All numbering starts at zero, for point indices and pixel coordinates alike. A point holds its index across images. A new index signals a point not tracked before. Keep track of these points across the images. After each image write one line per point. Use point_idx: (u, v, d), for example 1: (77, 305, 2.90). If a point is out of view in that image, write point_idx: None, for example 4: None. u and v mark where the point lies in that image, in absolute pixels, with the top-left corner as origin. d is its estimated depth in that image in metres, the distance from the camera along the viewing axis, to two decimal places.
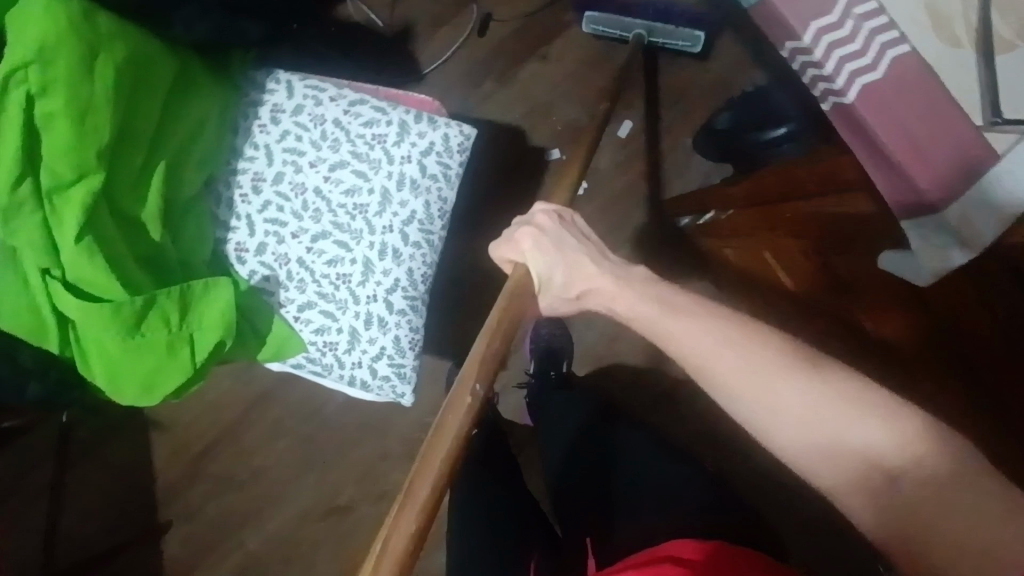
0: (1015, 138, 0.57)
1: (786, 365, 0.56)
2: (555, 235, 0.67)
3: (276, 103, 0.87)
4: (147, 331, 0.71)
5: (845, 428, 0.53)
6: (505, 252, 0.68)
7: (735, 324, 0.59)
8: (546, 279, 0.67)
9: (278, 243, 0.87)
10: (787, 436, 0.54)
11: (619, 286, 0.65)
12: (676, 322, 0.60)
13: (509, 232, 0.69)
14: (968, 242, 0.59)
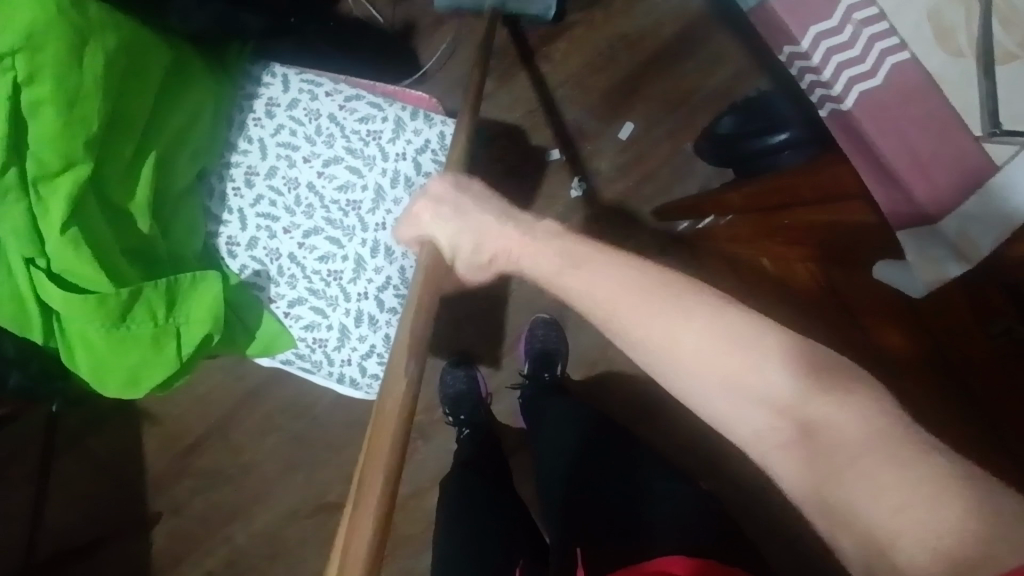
0: (1013, 150, 0.56)
1: (690, 309, 0.51)
2: (453, 201, 0.68)
3: (272, 97, 0.86)
4: (132, 324, 0.70)
5: (754, 373, 0.48)
6: (406, 233, 0.71)
7: (641, 270, 0.55)
8: (452, 244, 0.67)
9: (269, 238, 0.86)
10: (695, 383, 0.51)
11: (523, 238, 0.63)
12: (577, 274, 0.57)
13: (409, 210, 0.71)
14: (966, 255, 0.58)
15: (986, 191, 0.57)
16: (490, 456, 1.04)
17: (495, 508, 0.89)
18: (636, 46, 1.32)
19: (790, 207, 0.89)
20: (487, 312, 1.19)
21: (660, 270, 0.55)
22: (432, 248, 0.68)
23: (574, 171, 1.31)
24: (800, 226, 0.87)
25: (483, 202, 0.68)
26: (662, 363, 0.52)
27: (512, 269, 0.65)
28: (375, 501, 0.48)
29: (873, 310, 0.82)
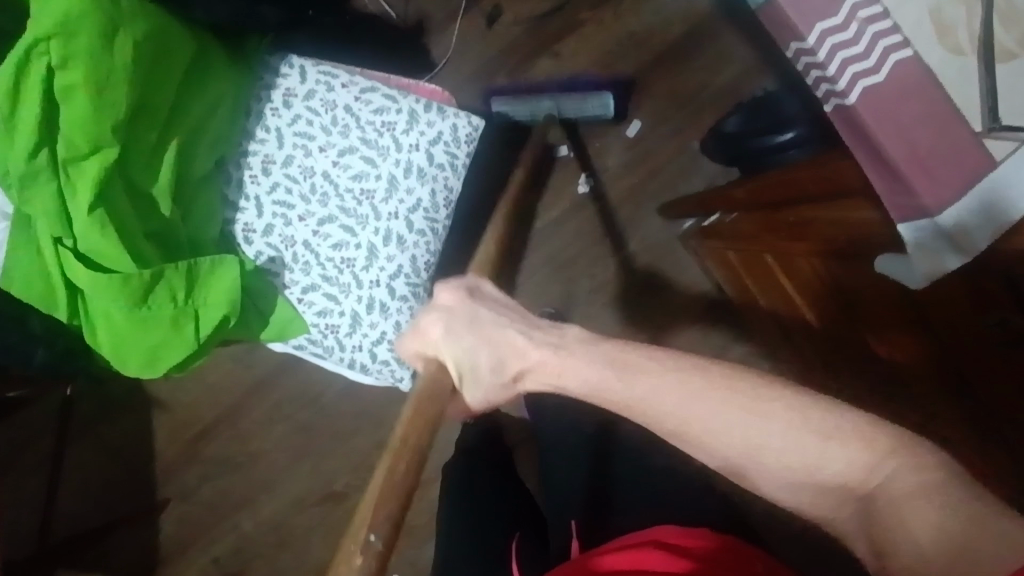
0: (1012, 146, 0.58)
1: (759, 409, 0.56)
2: (466, 316, 0.63)
3: (289, 88, 0.89)
4: (153, 305, 0.72)
5: (819, 460, 0.54)
6: (409, 344, 0.64)
7: (699, 377, 0.58)
8: (465, 367, 0.63)
9: (285, 225, 0.88)
10: (768, 478, 0.56)
11: (559, 354, 0.61)
12: (634, 383, 0.58)
13: (414, 322, 0.64)
14: (964, 248, 0.60)
15: (977, 193, 0.59)
16: (495, 447, 1.05)
17: (495, 497, 0.91)
18: (644, 43, 1.33)
19: (797, 205, 0.94)
20: None
21: (717, 370, 0.58)
22: (443, 369, 0.62)
23: (581, 168, 1.33)
24: (806, 223, 0.91)
25: (503, 319, 0.63)
26: (737, 467, 0.57)
27: (548, 389, 0.63)
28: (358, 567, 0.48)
29: (885, 320, 0.85)
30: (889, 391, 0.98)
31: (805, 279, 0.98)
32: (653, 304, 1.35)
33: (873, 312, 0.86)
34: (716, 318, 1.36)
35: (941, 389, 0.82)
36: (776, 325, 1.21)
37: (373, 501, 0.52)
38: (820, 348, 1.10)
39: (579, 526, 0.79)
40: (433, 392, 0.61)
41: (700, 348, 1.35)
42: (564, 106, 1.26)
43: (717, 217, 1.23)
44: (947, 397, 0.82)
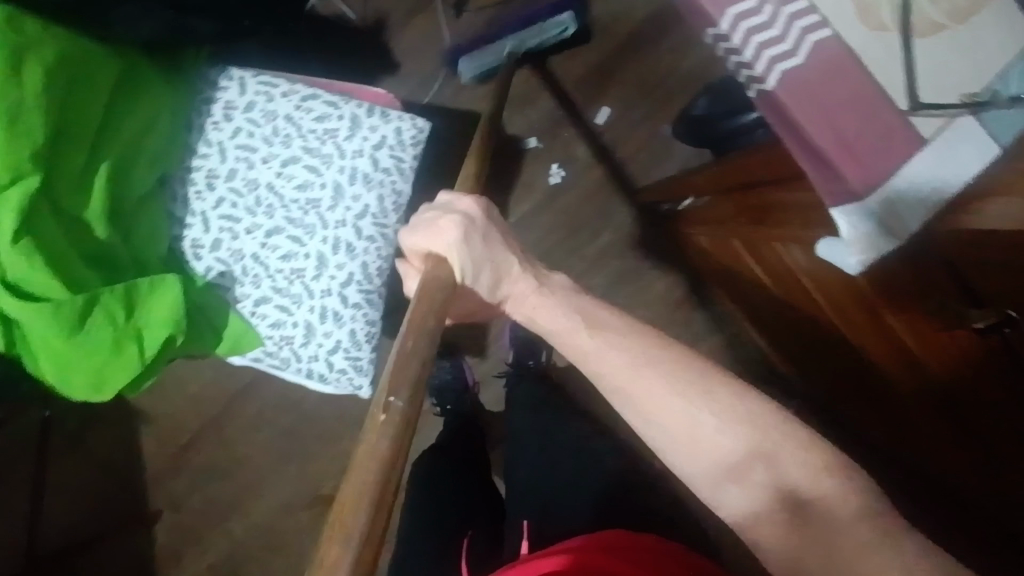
0: (942, 123, 0.57)
1: (722, 406, 0.56)
2: (480, 229, 0.62)
3: (229, 100, 0.88)
4: (92, 328, 0.72)
5: (754, 457, 0.54)
6: (422, 241, 0.61)
7: (680, 370, 0.58)
8: (468, 279, 0.61)
9: (232, 239, 0.88)
10: (694, 465, 0.56)
11: (542, 295, 0.63)
12: (615, 363, 0.59)
13: (428, 219, 0.62)
14: (897, 229, 0.59)
15: (918, 165, 0.57)
16: (462, 442, 1.04)
17: (458, 495, 0.92)
18: (610, 29, 1.31)
19: (758, 187, 0.92)
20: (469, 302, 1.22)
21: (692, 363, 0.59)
22: (448, 267, 0.60)
23: (551, 159, 1.32)
24: (766, 206, 0.89)
25: (506, 244, 0.64)
26: (669, 445, 0.58)
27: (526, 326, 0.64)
28: (393, 429, 0.44)
29: (858, 316, 0.85)
30: (864, 387, 1.01)
31: (773, 265, 0.98)
32: (633, 292, 1.33)
33: (847, 304, 0.86)
34: (697, 302, 1.34)
35: (916, 401, 0.86)
36: (754, 310, 1.20)
37: (378, 414, 0.46)
38: (793, 334, 1.12)
39: (528, 526, 0.81)
40: (435, 283, 0.58)
41: (682, 332, 1.34)
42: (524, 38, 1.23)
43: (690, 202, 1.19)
44: (926, 396, 0.83)
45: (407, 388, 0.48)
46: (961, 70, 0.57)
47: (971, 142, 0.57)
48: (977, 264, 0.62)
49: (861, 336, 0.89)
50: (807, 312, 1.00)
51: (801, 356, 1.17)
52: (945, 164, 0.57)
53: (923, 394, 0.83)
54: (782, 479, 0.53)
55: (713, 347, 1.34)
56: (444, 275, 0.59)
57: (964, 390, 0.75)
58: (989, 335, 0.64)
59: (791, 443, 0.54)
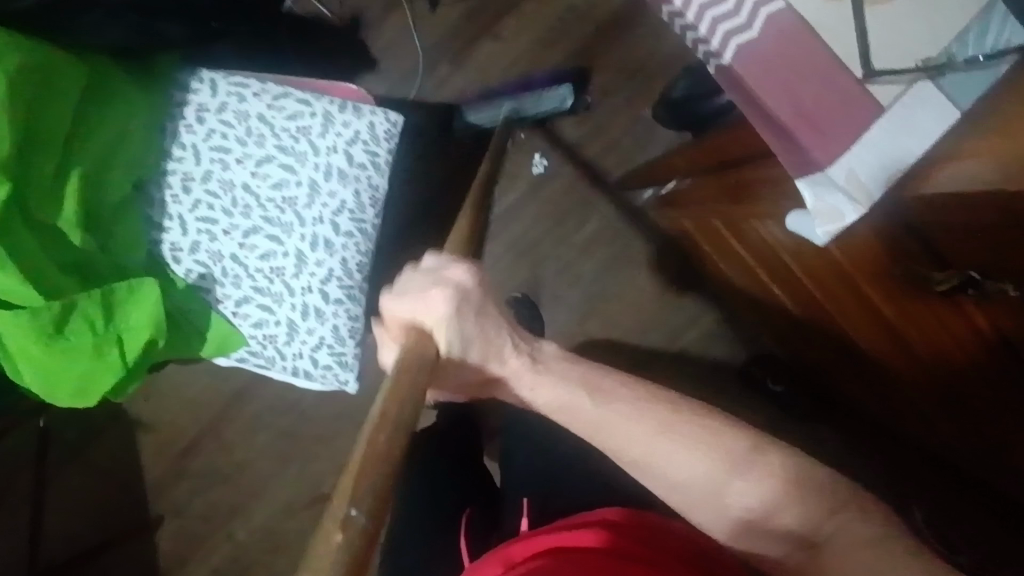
0: (900, 89, 0.57)
1: (696, 436, 0.61)
2: (470, 301, 0.62)
3: (201, 102, 0.88)
4: (70, 334, 0.73)
5: (727, 489, 0.59)
6: (407, 310, 0.60)
7: (651, 405, 0.63)
8: (455, 353, 0.61)
9: (210, 240, 0.88)
10: (681, 498, 0.60)
11: (535, 371, 0.64)
12: (614, 423, 0.62)
13: (416, 290, 0.61)
14: (860, 197, 0.58)
15: (875, 136, 0.57)
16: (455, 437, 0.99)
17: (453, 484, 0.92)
18: (586, 16, 1.31)
19: (735, 165, 0.92)
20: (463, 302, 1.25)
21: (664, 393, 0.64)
22: (432, 342, 0.59)
23: (534, 149, 1.32)
24: (743, 184, 0.89)
25: (497, 324, 0.64)
26: (650, 476, 0.61)
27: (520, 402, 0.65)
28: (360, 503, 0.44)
29: (840, 291, 0.85)
30: (858, 364, 1.02)
31: (753, 243, 0.98)
32: (622, 279, 1.34)
33: (828, 279, 0.86)
34: (687, 285, 1.34)
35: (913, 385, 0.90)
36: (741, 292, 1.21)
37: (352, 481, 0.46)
38: (779, 313, 1.12)
39: (528, 505, 0.82)
40: (416, 357, 0.57)
41: (672, 316, 1.35)
42: (525, 107, 1.26)
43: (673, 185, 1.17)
44: (925, 379, 0.86)
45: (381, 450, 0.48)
46: (914, 35, 0.57)
47: (931, 108, 0.56)
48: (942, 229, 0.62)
49: (846, 312, 0.89)
50: (791, 289, 1.00)
51: (789, 334, 1.17)
52: (909, 131, 0.57)
53: (922, 379, 0.86)
54: (750, 497, 0.58)
55: (704, 330, 1.34)
56: (426, 349, 0.58)
57: (947, 356, 0.76)
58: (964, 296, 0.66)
59: (761, 463, 0.59)
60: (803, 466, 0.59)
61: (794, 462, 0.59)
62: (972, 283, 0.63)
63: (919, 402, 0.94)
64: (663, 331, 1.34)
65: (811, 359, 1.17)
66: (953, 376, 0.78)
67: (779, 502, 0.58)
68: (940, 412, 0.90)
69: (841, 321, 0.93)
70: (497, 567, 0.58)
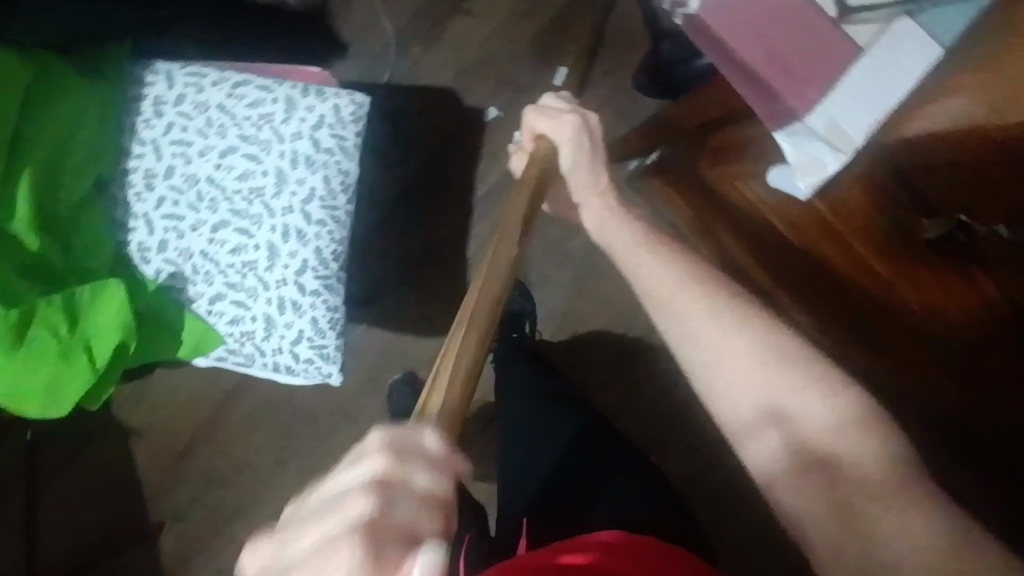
0: (877, 29, 0.56)
1: (765, 344, 0.53)
2: (589, 140, 0.67)
3: (158, 96, 0.86)
4: (32, 342, 0.70)
5: (779, 402, 0.52)
6: (541, 124, 0.67)
7: (710, 300, 0.56)
8: (565, 171, 0.67)
9: (178, 238, 0.85)
10: (728, 407, 0.54)
11: (618, 211, 0.67)
12: (661, 297, 0.58)
13: (556, 108, 0.67)
14: (844, 142, 0.58)
15: (857, 75, 0.57)
16: None
17: None
18: None
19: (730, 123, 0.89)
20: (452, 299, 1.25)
21: (731, 290, 0.57)
22: (549, 150, 0.67)
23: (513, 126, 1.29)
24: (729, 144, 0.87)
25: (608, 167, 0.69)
26: (685, 351, 0.57)
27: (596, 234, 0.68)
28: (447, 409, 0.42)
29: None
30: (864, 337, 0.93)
31: None
32: None
33: None
34: None
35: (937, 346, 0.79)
36: None
37: (468, 312, 0.50)
38: None
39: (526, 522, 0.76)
40: (540, 166, 0.65)
41: None
42: None
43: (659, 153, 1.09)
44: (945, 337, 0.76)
45: (491, 297, 0.52)
46: None
47: (909, 49, 0.56)
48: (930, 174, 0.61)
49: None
50: None
51: None
52: (889, 72, 0.56)
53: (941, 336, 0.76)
54: (794, 412, 0.51)
55: None
56: (546, 157, 0.66)
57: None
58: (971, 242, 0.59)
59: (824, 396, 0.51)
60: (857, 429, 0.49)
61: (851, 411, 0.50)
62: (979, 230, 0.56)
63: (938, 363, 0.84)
64: None
65: None
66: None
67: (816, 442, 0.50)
68: None
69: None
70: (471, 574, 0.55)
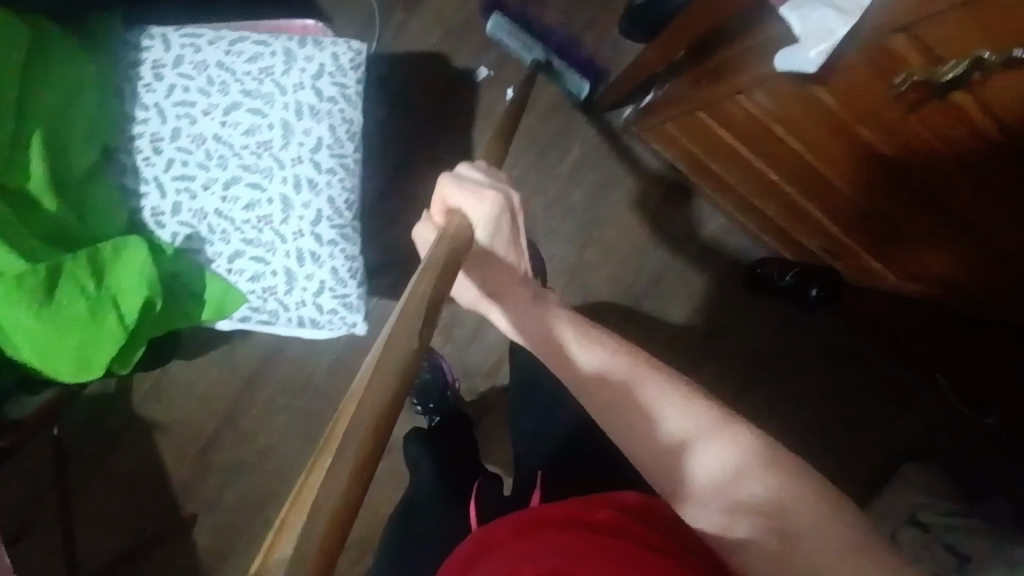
0: None
1: (686, 400, 0.58)
2: (505, 216, 0.64)
3: (155, 59, 0.85)
4: (62, 299, 0.70)
5: (700, 453, 0.56)
6: (456, 194, 0.62)
7: (646, 361, 0.62)
8: (483, 242, 0.64)
9: (191, 199, 0.85)
10: (660, 461, 0.57)
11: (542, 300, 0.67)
12: (585, 365, 0.62)
13: (472, 181, 0.63)
14: (851, 7, 0.63)
15: None
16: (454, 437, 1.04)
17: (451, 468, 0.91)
18: None
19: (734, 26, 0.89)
20: None
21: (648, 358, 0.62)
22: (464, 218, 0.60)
23: (504, 84, 1.29)
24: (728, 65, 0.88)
25: (519, 243, 0.68)
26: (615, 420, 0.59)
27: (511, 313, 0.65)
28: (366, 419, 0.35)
29: (838, 146, 0.84)
30: (853, 224, 1.00)
31: (734, 119, 0.96)
32: (621, 200, 1.31)
33: (814, 132, 0.85)
34: (685, 195, 1.31)
35: (924, 219, 0.86)
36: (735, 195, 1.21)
37: (346, 426, 0.36)
38: (763, 195, 1.12)
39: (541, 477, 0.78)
40: (456, 234, 0.56)
41: (675, 228, 1.31)
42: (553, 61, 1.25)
43: (665, 87, 1.13)
44: (921, 204, 0.84)
45: (379, 403, 0.37)
46: None
47: None
48: (926, 28, 0.59)
49: (849, 179, 0.89)
50: (787, 164, 0.97)
51: (790, 224, 1.15)
52: None
53: (919, 203, 0.84)
54: (722, 458, 0.55)
55: (710, 237, 1.31)
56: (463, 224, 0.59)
57: (962, 172, 0.73)
58: (965, 86, 0.62)
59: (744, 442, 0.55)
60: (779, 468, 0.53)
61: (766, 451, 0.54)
62: (978, 66, 0.58)
63: (913, 236, 0.92)
64: (668, 246, 1.31)
65: (800, 234, 1.16)
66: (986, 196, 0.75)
67: (744, 478, 0.53)
68: (935, 233, 0.88)
69: (848, 190, 0.92)
70: (473, 549, 0.61)
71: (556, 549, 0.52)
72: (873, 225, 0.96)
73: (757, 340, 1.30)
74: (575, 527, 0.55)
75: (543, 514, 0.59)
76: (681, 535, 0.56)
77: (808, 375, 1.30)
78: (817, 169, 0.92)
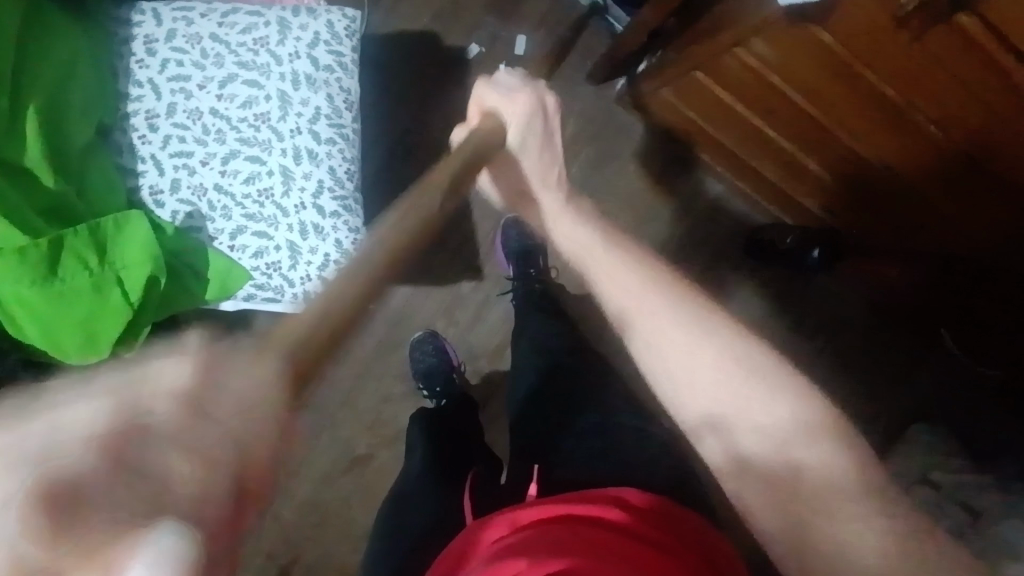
0: None
1: (725, 345, 0.58)
2: (539, 123, 0.66)
3: (148, 34, 0.84)
4: (65, 276, 0.69)
5: (729, 405, 0.55)
6: (491, 100, 0.65)
7: (689, 297, 0.62)
8: (512, 151, 0.67)
9: (190, 175, 0.83)
10: (690, 407, 0.58)
11: (568, 208, 0.70)
12: (620, 300, 0.63)
13: (509, 86, 0.66)
14: None
15: None
16: (453, 422, 1.02)
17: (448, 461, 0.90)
18: None
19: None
20: (457, 241, 1.20)
21: (692, 297, 0.62)
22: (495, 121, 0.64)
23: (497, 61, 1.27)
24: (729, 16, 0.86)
25: (557, 156, 0.69)
26: (651, 357, 0.60)
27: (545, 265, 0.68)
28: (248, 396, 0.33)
29: (844, 95, 0.83)
30: (861, 183, 1.00)
31: (736, 77, 0.95)
32: (620, 173, 1.28)
33: (814, 80, 0.85)
34: (683, 167, 1.30)
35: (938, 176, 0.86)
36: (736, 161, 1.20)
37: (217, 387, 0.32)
38: (764, 157, 1.12)
39: (538, 470, 0.76)
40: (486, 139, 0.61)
41: (676, 199, 1.29)
42: None
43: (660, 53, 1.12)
44: (939, 159, 0.83)
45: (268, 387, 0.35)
46: None
47: None
48: None
49: (855, 129, 0.89)
50: (789, 121, 0.97)
51: (793, 187, 1.15)
52: None
53: (939, 160, 0.83)
54: (754, 412, 0.54)
55: (709, 207, 1.30)
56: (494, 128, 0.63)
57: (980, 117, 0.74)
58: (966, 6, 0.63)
59: (782, 392, 0.55)
60: (815, 429, 0.53)
61: (802, 411, 0.54)
62: None
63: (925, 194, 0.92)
64: (665, 218, 1.29)
65: (802, 193, 1.15)
66: (999, 137, 0.74)
67: (779, 436, 0.53)
68: (948, 190, 0.88)
69: (853, 141, 0.91)
70: (469, 541, 0.60)
71: (552, 545, 0.51)
72: (885, 184, 0.96)
73: (761, 310, 1.29)
74: (586, 524, 0.55)
75: (534, 510, 0.58)
76: (695, 542, 0.56)
77: (814, 339, 1.29)
78: (821, 123, 0.92)
